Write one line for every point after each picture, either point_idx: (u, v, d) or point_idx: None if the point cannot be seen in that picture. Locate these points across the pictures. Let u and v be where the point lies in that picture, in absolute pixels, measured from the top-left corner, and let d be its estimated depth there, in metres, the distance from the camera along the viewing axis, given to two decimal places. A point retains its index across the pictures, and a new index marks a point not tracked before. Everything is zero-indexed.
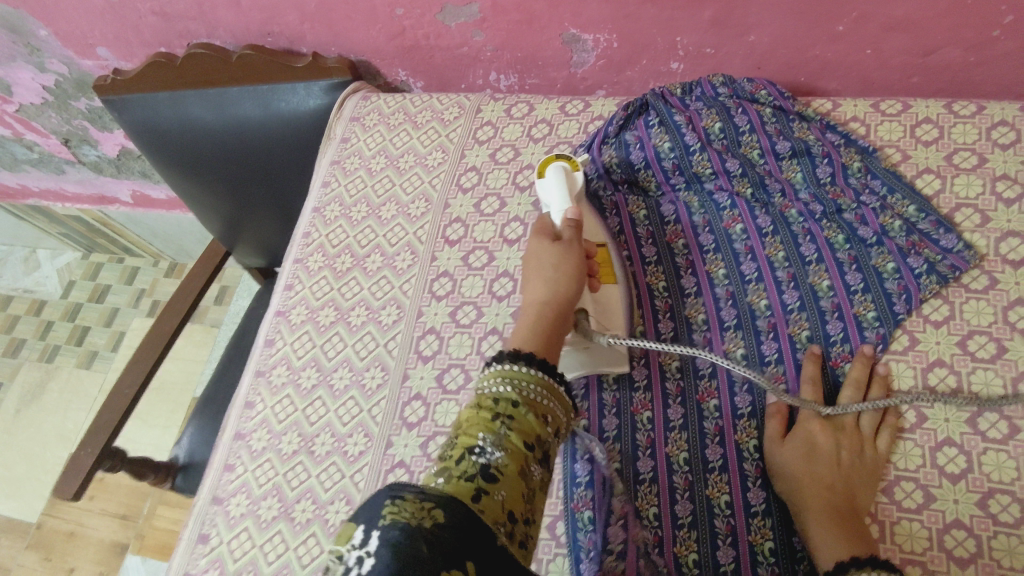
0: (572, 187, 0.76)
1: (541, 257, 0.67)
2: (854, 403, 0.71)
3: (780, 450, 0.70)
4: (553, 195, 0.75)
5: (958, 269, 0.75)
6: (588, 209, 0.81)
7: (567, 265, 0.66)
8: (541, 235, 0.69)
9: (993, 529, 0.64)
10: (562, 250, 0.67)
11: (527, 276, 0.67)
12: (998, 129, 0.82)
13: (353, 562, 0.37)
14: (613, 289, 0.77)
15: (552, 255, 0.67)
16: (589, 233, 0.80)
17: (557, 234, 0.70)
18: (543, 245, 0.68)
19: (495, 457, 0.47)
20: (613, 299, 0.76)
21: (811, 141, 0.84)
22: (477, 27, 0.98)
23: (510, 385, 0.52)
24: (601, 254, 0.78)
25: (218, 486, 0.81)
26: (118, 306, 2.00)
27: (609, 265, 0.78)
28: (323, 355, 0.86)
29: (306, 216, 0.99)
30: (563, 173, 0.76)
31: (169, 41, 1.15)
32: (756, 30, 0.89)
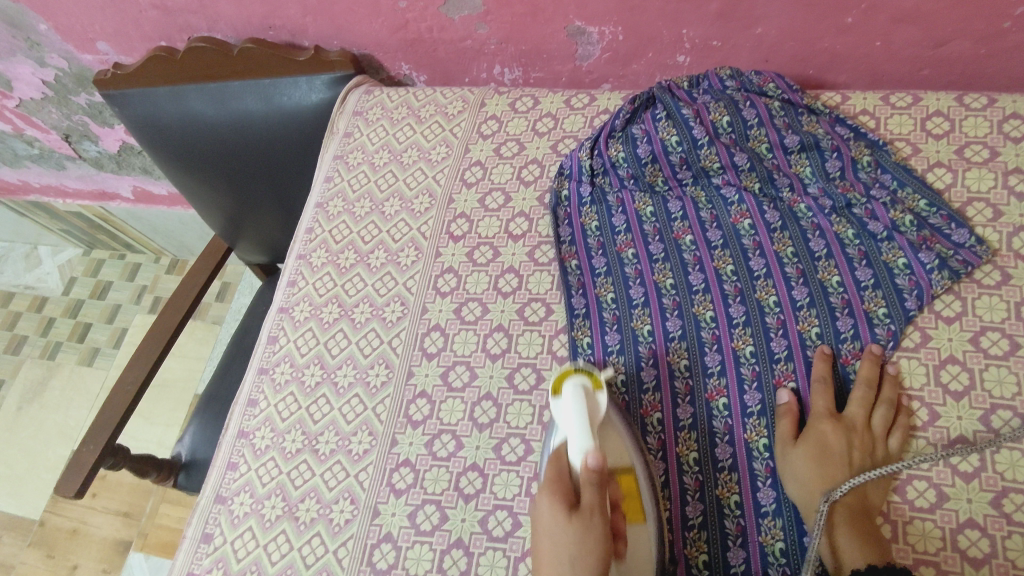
0: (590, 412, 0.67)
1: (556, 524, 0.58)
2: (867, 401, 0.70)
3: (791, 452, 0.69)
4: (571, 422, 0.65)
5: (970, 264, 0.74)
6: (614, 420, 0.71)
7: (589, 550, 0.57)
8: (555, 502, 0.60)
9: (1007, 528, 0.64)
10: (582, 531, 0.58)
11: (541, 537, 0.60)
12: (1010, 122, 0.81)
13: None
14: (641, 534, 0.67)
15: (568, 544, 0.57)
16: (613, 453, 0.69)
17: (575, 504, 0.59)
18: (556, 524, 0.58)
19: None
20: (641, 549, 0.66)
21: (820, 135, 0.83)
22: (480, 20, 0.97)
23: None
24: (627, 485, 0.68)
25: (222, 485, 0.81)
26: (120, 302, 2.00)
27: (638, 501, 0.68)
28: (326, 352, 0.85)
29: (308, 212, 0.98)
30: (580, 392, 0.67)
31: (169, 35, 1.13)
32: (764, 22, 0.88)
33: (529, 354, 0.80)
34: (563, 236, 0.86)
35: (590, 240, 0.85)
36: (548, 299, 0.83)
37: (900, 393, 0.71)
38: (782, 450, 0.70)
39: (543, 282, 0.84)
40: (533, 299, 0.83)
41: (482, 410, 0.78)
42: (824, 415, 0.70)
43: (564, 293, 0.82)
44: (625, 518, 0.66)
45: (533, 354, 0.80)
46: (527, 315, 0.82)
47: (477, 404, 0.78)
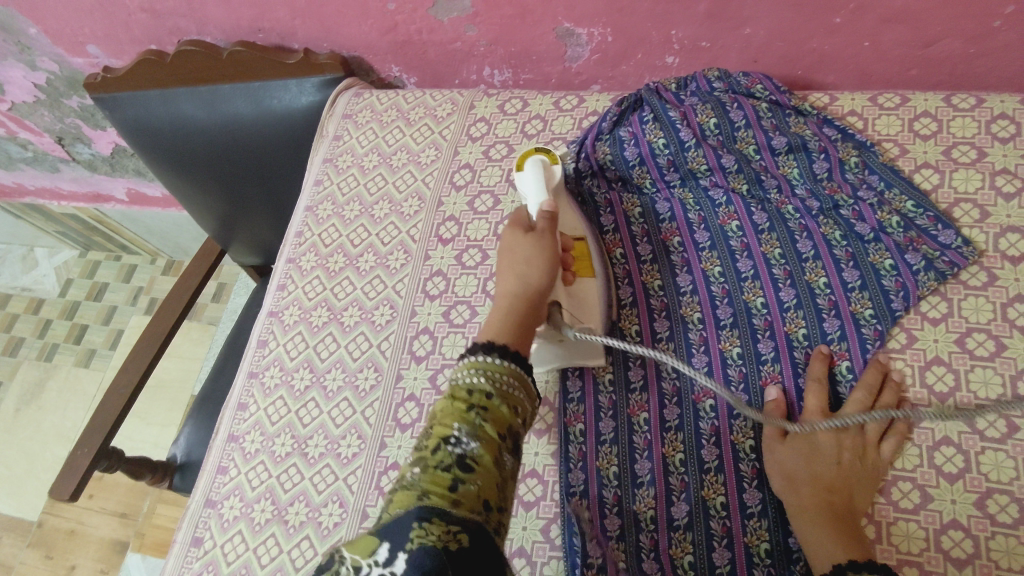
0: (545, 181, 0.77)
1: (516, 248, 0.68)
2: (863, 405, 0.70)
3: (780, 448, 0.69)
4: (530, 188, 0.76)
5: (957, 265, 0.74)
6: (569, 202, 0.82)
7: (538, 258, 0.67)
8: (515, 226, 0.71)
9: (991, 529, 0.64)
10: (536, 242, 0.68)
11: (501, 269, 0.68)
12: (998, 122, 0.81)
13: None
14: (590, 284, 0.76)
15: (526, 247, 0.68)
16: (568, 226, 0.80)
17: (531, 227, 0.71)
18: (516, 238, 0.69)
19: (471, 447, 0.50)
20: (589, 289, 0.76)
21: (808, 136, 0.83)
22: (469, 22, 0.97)
23: (486, 377, 0.55)
24: (579, 248, 0.78)
25: (212, 489, 0.81)
26: (116, 304, 2.00)
27: (588, 260, 0.77)
28: (315, 356, 0.86)
29: (298, 215, 0.98)
30: (540, 164, 0.77)
31: (159, 38, 1.13)
32: (752, 22, 0.88)
33: None
34: None
35: None
36: None
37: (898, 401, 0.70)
38: (772, 446, 0.70)
39: None
40: None
41: None
42: (817, 414, 0.70)
43: None
44: (574, 271, 0.76)
45: None
46: None
47: None
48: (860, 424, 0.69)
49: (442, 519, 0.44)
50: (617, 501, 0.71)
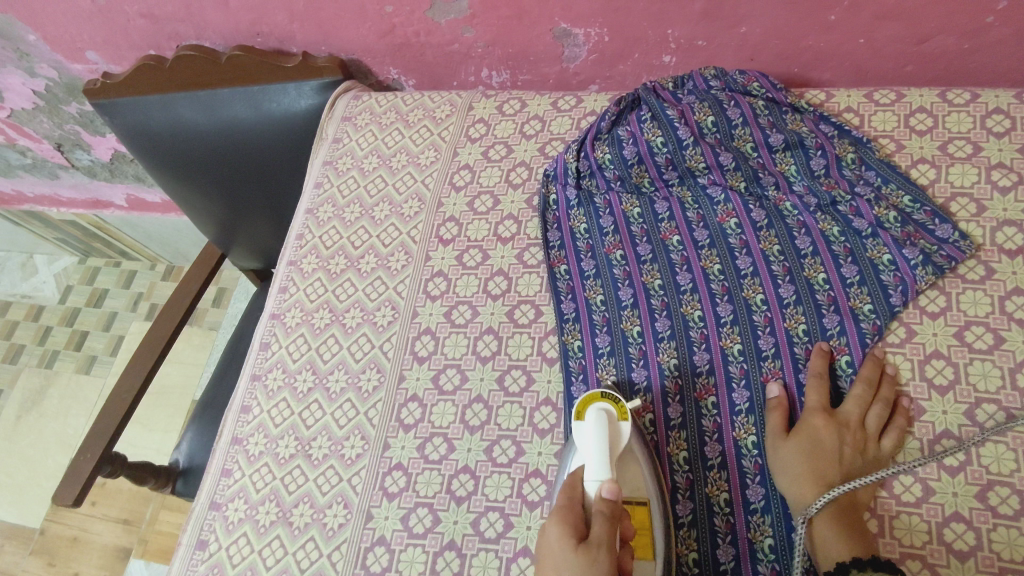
0: (611, 443, 0.70)
1: (558, 569, 0.58)
2: (863, 400, 0.70)
3: (783, 447, 0.69)
4: (589, 443, 0.69)
5: (954, 259, 0.74)
6: (635, 460, 0.71)
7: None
8: (565, 529, 0.61)
9: (992, 521, 0.64)
10: (585, 562, 0.58)
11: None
12: (993, 117, 0.81)
13: None
14: (647, 570, 0.66)
15: (571, 569, 0.58)
16: (629, 486, 0.70)
17: (584, 534, 0.60)
18: (563, 551, 0.59)
19: None
20: (646, 560, 0.66)
21: (805, 133, 0.83)
22: (467, 24, 0.97)
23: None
24: (640, 516, 0.68)
25: (216, 491, 0.81)
26: (116, 309, 2.00)
27: (648, 536, 0.67)
28: (318, 358, 0.86)
29: (299, 218, 0.98)
30: (603, 415, 0.71)
31: (157, 43, 1.14)
32: (748, 21, 0.88)
33: (519, 356, 0.81)
34: (552, 239, 0.87)
35: (579, 242, 0.86)
36: (537, 301, 0.84)
37: (894, 391, 0.71)
38: (775, 445, 0.70)
39: (532, 285, 0.85)
40: (522, 301, 0.84)
41: (473, 413, 0.78)
42: (818, 411, 0.70)
43: (553, 297, 0.83)
44: (632, 545, 0.66)
45: (523, 356, 0.81)
46: (517, 318, 0.83)
47: (468, 407, 0.79)
48: (860, 419, 0.70)
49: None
50: None
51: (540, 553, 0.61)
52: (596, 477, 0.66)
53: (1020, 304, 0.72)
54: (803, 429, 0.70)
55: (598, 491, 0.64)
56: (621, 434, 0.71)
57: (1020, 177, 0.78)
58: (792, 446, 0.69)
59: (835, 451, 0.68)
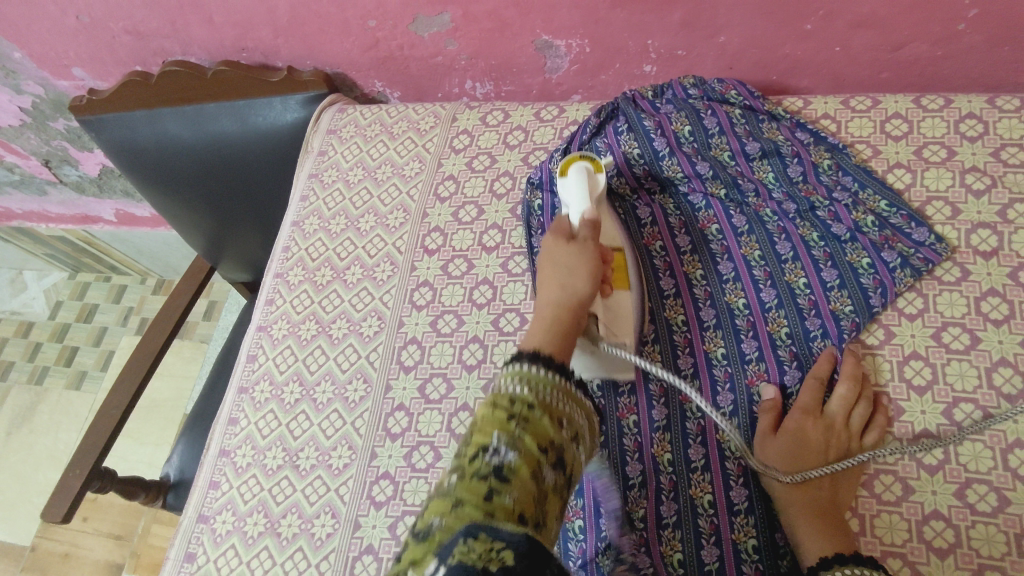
0: (591, 189, 0.77)
1: (558, 258, 0.65)
2: (848, 400, 0.70)
3: (772, 443, 0.70)
4: (574, 193, 0.75)
5: (931, 261, 0.75)
6: (609, 215, 0.82)
7: (581, 265, 0.64)
8: (556, 232, 0.69)
9: (971, 518, 0.65)
10: (579, 248, 0.66)
11: (542, 275, 0.65)
12: (966, 121, 0.83)
13: None
14: (625, 295, 0.74)
15: (569, 253, 0.66)
16: (607, 235, 0.79)
17: (572, 234, 0.69)
18: (557, 244, 0.67)
19: (509, 458, 0.44)
20: (625, 307, 0.74)
21: (781, 141, 0.85)
22: (450, 36, 0.98)
23: (529, 387, 0.49)
24: (617, 260, 0.77)
25: (205, 504, 0.81)
26: (106, 324, 2.00)
27: (625, 273, 0.76)
28: (305, 369, 0.86)
29: (285, 230, 0.99)
30: (584, 172, 0.77)
31: (143, 59, 1.15)
32: (725, 30, 0.90)
33: (505, 363, 0.81)
34: (536, 246, 0.87)
35: None
36: (522, 308, 0.84)
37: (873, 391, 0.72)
38: (763, 441, 0.70)
39: (516, 293, 0.86)
40: (507, 310, 0.85)
41: (459, 421, 0.79)
42: (805, 412, 0.71)
43: None
44: (612, 282, 0.74)
45: (508, 363, 0.81)
46: (502, 326, 0.84)
47: (454, 415, 0.79)
48: (845, 419, 0.70)
49: (486, 536, 0.38)
50: None
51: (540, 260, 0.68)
52: (579, 212, 0.74)
53: (995, 304, 0.73)
54: (791, 425, 0.70)
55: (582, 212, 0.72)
56: (601, 184, 0.78)
57: (993, 180, 0.79)
58: (780, 443, 0.69)
59: (821, 449, 0.69)
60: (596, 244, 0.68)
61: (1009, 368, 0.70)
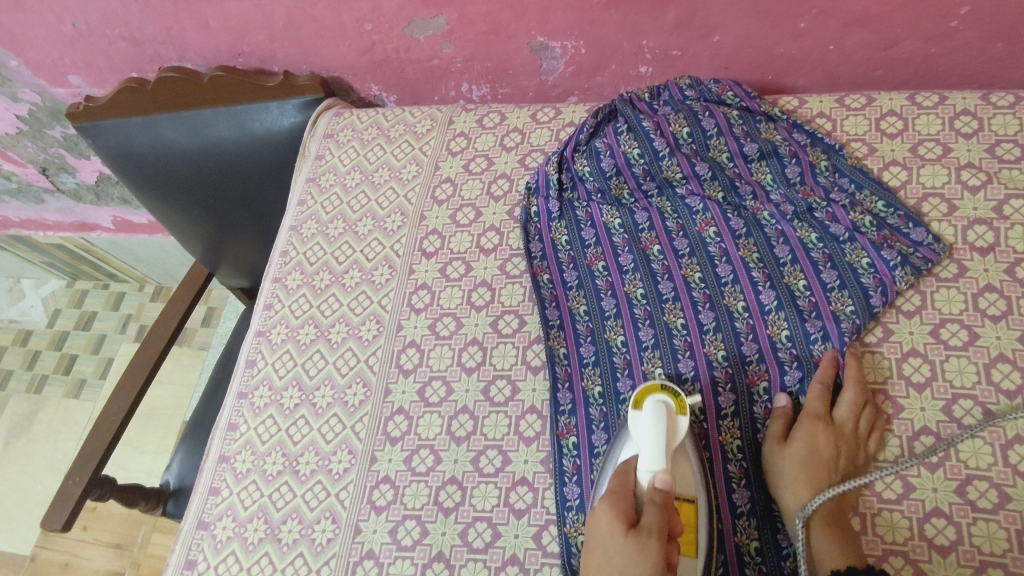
0: (668, 437, 0.67)
1: (608, 550, 0.60)
2: (856, 405, 0.70)
3: (781, 451, 0.70)
4: (646, 436, 0.67)
5: (930, 260, 0.75)
6: (687, 455, 0.70)
7: (633, 573, 0.58)
8: (615, 514, 0.62)
9: (972, 515, 0.65)
10: (637, 551, 0.59)
11: (592, 560, 0.61)
12: (961, 118, 0.83)
13: None
14: (691, 565, 0.65)
15: (622, 555, 0.59)
16: (679, 483, 0.69)
17: (636, 521, 0.61)
18: (613, 530, 0.61)
19: None
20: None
21: (778, 142, 0.85)
22: (445, 39, 0.99)
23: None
24: (686, 514, 0.67)
25: (205, 510, 0.81)
26: (105, 332, 1.99)
27: (694, 535, 0.66)
28: (304, 373, 0.86)
29: (283, 235, 0.99)
30: (661, 408, 0.68)
31: (139, 65, 1.15)
32: (720, 30, 0.90)
33: (504, 366, 0.81)
34: (534, 251, 0.88)
35: (560, 254, 0.87)
36: (520, 311, 0.84)
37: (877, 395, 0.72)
38: (772, 449, 0.71)
39: (515, 295, 0.86)
40: (506, 312, 0.85)
41: (459, 424, 0.79)
42: (816, 420, 0.70)
43: (537, 304, 0.83)
44: (680, 546, 0.65)
45: (507, 365, 0.81)
46: (500, 328, 0.84)
47: (454, 418, 0.79)
48: (855, 424, 0.70)
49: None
50: None
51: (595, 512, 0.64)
52: (649, 471, 0.65)
53: (993, 300, 0.74)
54: (800, 432, 0.70)
55: (651, 479, 0.64)
56: (678, 429, 0.68)
57: (989, 176, 0.80)
58: (789, 451, 0.69)
59: (830, 458, 0.69)
60: (664, 545, 0.60)
61: (1008, 363, 0.71)
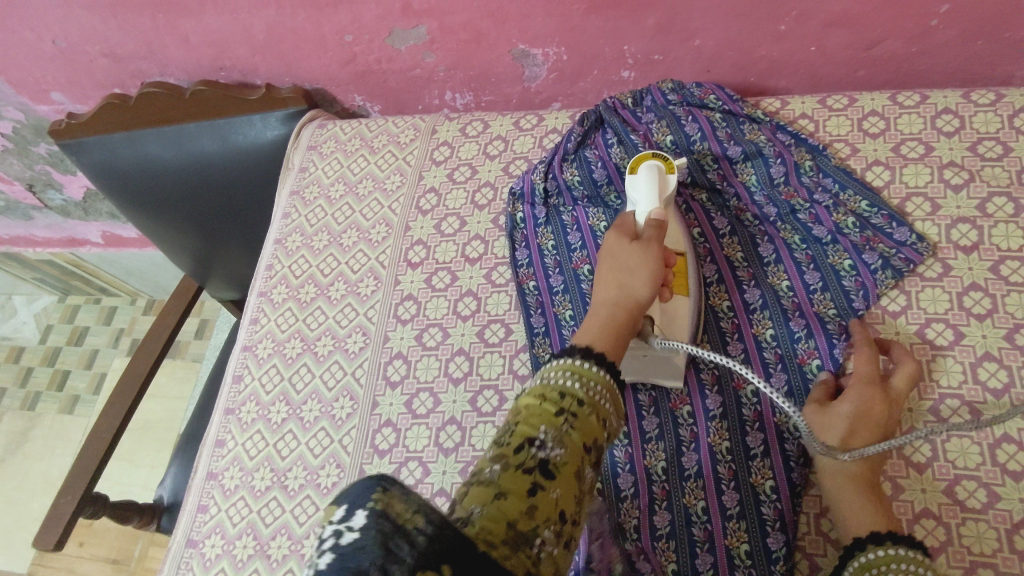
0: (660, 190, 0.70)
1: (617, 256, 0.64)
2: (910, 376, 0.69)
3: (829, 412, 0.68)
4: (640, 191, 0.70)
5: (912, 261, 0.75)
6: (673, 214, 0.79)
7: (643, 265, 0.62)
8: (620, 233, 0.66)
9: (961, 515, 0.65)
10: (641, 249, 0.64)
11: (602, 273, 0.64)
12: (943, 117, 0.83)
13: (331, 536, 0.34)
14: (683, 300, 0.74)
15: (629, 255, 0.64)
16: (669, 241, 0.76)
17: (638, 234, 0.66)
18: (619, 244, 0.65)
19: (556, 453, 0.44)
20: (682, 312, 0.73)
21: (762, 142, 0.84)
22: (427, 49, 0.98)
23: (579, 381, 0.50)
24: (680, 264, 0.75)
25: (194, 528, 0.81)
26: (98, 346, 1.98)
27: (686, 276, 0.75)
28: (291, 388, 0.86)
29: (268, 248, 0.98)
30: (655, 172, 0.71)
31: (122, 81, 1.14)
32: (701, 34, 0.90)
33: (491, 375, 0.81)
34: (520, 259, 0.87)
35: (547, 259, 0.86)
36: (507, 319, 0.84)
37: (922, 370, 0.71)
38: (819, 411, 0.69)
39: (501, 303, 0.85)
40: (492, 321, 0.84)
41: (447, 435, 0.78)
42: (874, 383, 0.68)
43: (523, 312, 0.83)
44: (674, 287, 0.73)
45: (494, 375, 0.81)
46: (487, 337, 0.83)
47: (441, 429, 0.79)
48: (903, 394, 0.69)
49: (398, 493, 0.35)
50: None
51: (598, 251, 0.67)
52: (647, 206, 0.69)
53: (978, 299, 0.73)
54: (851, 393, 0.68)
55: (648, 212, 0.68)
56: (671, 184, 0.72)
57: (972, 174, 0.80)
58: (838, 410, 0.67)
59: (885, 421, 0.67)
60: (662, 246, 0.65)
61: (994, 362, 0.70)
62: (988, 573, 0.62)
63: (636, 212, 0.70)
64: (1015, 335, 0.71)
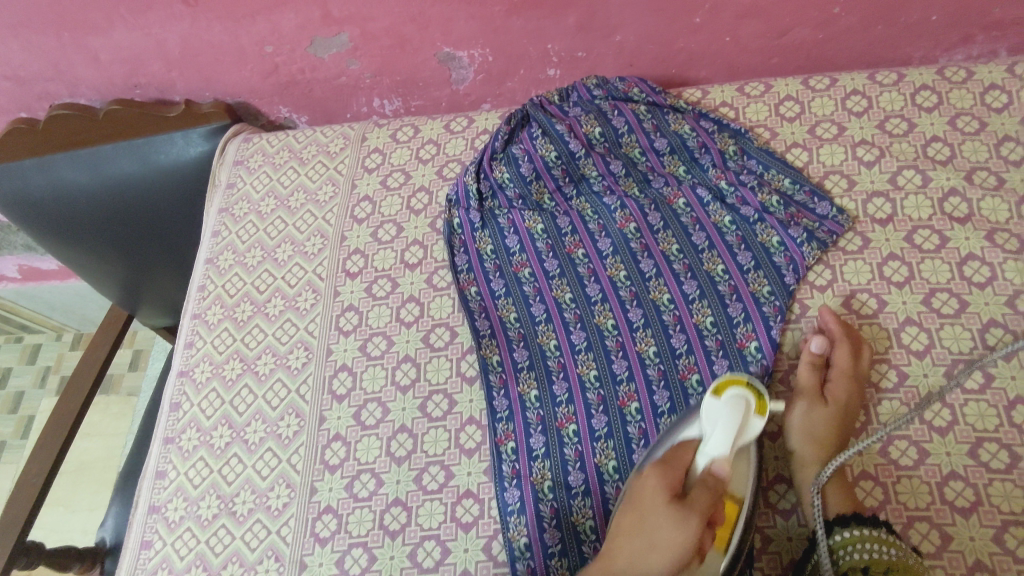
0: (737, 432, 0.62)
1: (654, 504, 0.60)
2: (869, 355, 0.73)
3: (820, 409, 0.71)
4: (718, 420, 0.62)
5: (835, 233, 0.80)
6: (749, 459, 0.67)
7: (666, 546, 0.58)
8: (666, 483, 0.61)
9: (896, 474, 0.68)
10: (680, 523, 0.58)
11: (629, 529, 0.60)
12: (852, 98, 0.88)
13: None
14: (716, 560, 0.62)
15: (665, 530, 0.58)
16: (733, 488, 0.65)
17: (686, 496, 0.60)
18: (659, 503, 0.59)
19: None
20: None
21: (686, 134, 0.88)
22: (351, 57, 0.97)
23: None
24: (729, 511, 0.64)
25: (138, 565, 0.77)
26: (22, 389, 1.86)
27: (729, 530, 0.63)
28: (233, 410, 0.83)
29: (199, 268, 0.95)
30: (740, 403, 0.63)
31: (27, 104, 1.08)
32: (621, 29, 0.92)
33: (438, 380, 0.80)
34: (459, 263, 0.87)
35: (486, 264, 0.86)
36: (451, 322, 0.84)
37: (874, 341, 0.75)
38: (811, 407, 0.72)
39: (444, 307, 0.85)
40: (436, 325, 0.84)
41: (398, 444, 0.77)
42: (847, 375, 0.71)
43: (467, 315, 0.83)
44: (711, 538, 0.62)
45: (441, 379, 0.80)
46: (432, 342, 0.83)
47: (392, 438, 0.78)
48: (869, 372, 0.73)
49: None
50: (555, 513, 0.71)
51: (635, 490, 0.62)
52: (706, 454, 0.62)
53: (896, 268, 0.78)
54: (837, 390, 0.71)
55: (714, 456, 0.61)
56: (751, 431, 0.64)
57: (881, 151, 0.84)
58: (830, 410, 0.71)
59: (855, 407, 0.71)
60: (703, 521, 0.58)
61: (915, 326, 0.74)
62: (924, 526, 0.66)
63: (701, 448, 0.63)
64: (932, 299, 0.75)
